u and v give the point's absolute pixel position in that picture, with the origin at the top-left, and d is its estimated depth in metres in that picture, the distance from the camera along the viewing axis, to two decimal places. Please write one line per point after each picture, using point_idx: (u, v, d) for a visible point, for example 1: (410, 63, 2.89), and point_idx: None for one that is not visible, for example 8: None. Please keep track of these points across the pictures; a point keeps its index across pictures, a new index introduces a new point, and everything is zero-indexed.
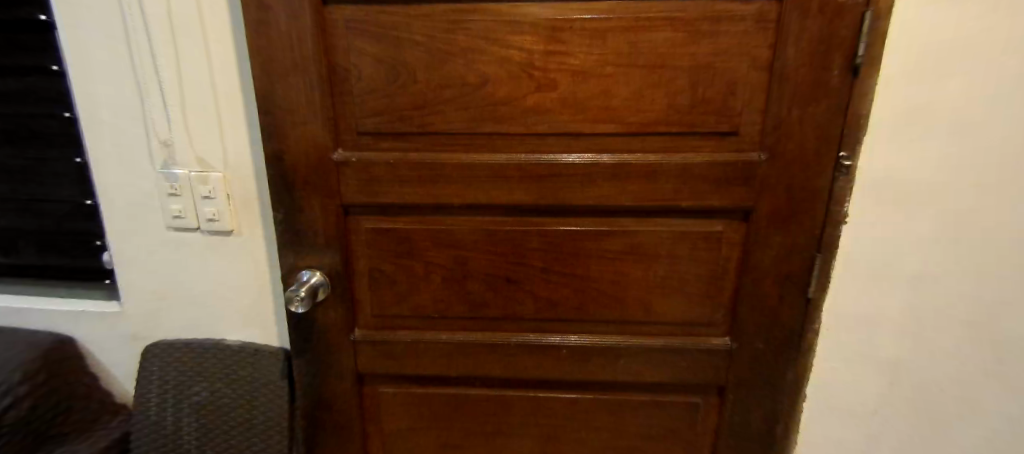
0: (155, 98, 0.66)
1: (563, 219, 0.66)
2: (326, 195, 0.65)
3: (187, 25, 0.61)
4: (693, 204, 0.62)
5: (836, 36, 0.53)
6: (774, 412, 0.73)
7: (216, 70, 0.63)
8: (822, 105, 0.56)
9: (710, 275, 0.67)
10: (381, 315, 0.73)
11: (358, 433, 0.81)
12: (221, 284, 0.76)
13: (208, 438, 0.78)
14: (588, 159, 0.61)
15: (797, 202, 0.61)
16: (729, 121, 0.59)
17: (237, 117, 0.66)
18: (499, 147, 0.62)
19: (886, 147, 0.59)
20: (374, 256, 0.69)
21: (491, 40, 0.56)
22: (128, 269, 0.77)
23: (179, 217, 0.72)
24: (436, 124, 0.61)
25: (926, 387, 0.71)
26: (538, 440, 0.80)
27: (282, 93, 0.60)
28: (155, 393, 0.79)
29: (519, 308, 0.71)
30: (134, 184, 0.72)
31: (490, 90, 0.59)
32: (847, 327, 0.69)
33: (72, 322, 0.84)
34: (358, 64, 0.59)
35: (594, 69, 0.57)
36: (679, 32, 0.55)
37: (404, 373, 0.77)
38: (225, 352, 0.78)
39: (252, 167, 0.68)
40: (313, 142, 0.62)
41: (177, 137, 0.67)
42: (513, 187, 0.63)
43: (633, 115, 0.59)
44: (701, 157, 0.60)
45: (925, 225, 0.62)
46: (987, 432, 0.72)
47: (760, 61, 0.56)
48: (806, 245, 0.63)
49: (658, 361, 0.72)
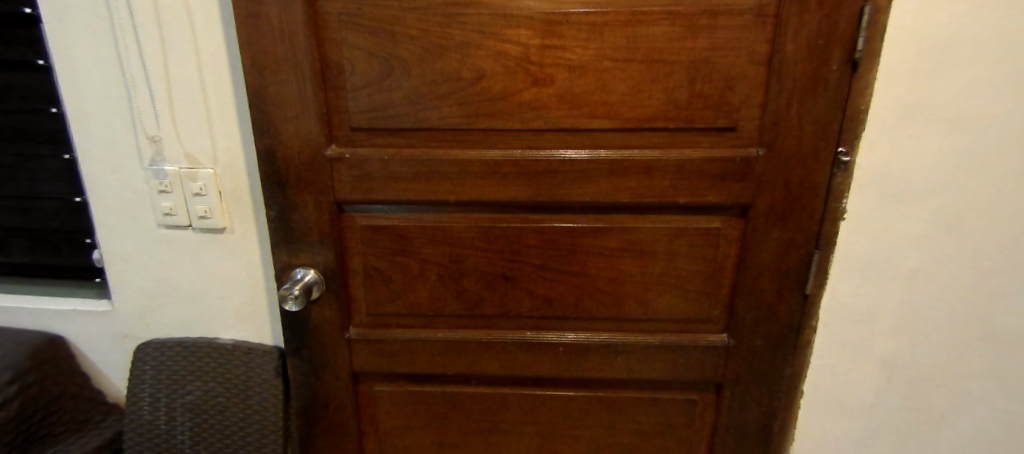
0: (143, 93, 0.64)
1: (560, 216, 0.65)
2: (320, 192, 0.64)
3: (176, 19, 0.60)
4: (691, 200, 0.62)
5: (835, 30, 0.52)
6: (771, 407, 0.73)
7: (204, 64, 0.62)
8: (821, 100, 0.55)
9: (708, 271, 0.66)
10: (377, 313, 0.72)
11: (354, 432, 0.80)
12: (214, 283, 0.75)
13: (202, 438, 0.78)
14: (585, 155, 0.60)
15: (797, 198, 0.60)
16: (727, 116, 0.58)
17: (227, 112, 0.64)
18: (494, 143, 0.61)
19: (884, 142, 0.59)
20: (369, 254, 0.68)
21: (486, 34, 0.55)
22: (118, 267, 0.76)
23: (170, 214, 0.70)
24: (429, 120, 0.60)
25: (921, 383, 0.71)
26: (534, 438, 0.80)
27: (273, 88, 0.58)
28: (149, 392, 0.78)
29: (516, 306, 0.70)
30: (122, 182, 0.70)
31: (485, 85, 0.58)
32: (845, 322, 0.69)
33: (62, 321, 0.83)
34: (352, 58, 0.58)
35: (590, 64, 0.56)
36: (677, 26, 0.54)
37: (400, 372, 0.76)
38: (217, 351, 0.77)
39: (244, 164, 0.67)
40: (305, 138, 0.61)
41: (165, 133, 0.66)
42: (509, 183, 0.62)
43: (631, 110, 0.58)
44: (700, 153, 0.60)
45: (922, 221, 0.62)
46: (981, 428, 0.73)
47: (759, 55, 0.55)
48: (805, 241, 0.63)
49: (656, 358, 0.72)
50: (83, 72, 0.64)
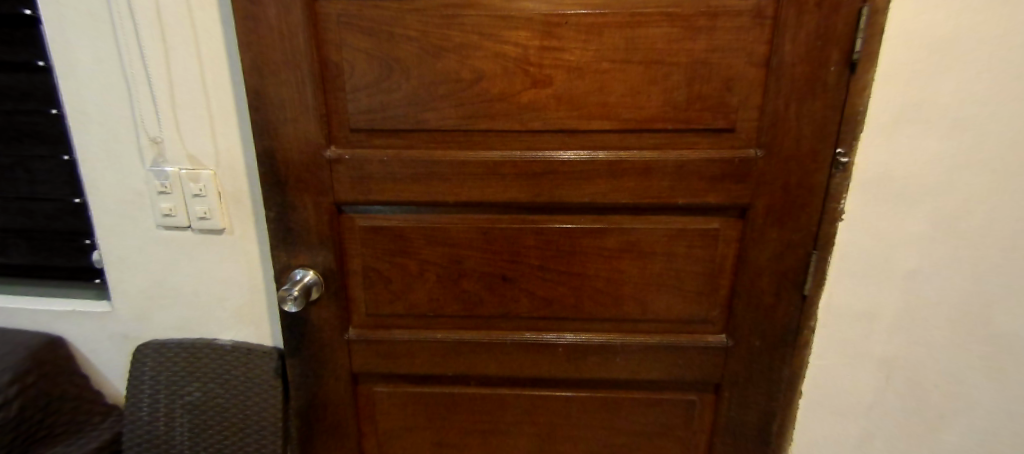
0: (144, 94, 0.64)
1: (559, 217, 0.65)
2: (319, 193, 0.64)
3: (176, 20, 0.60)
4: (689, 201, 0.62)
5: (833, 31, 0.52)
6: (770, 408, 0.73)
7: (205, 66, 0.62)
8: (820, 101, 0.56)
9: (707, 271, 0.66)
10: (376, 314, 0.72)
11: (354, 432, 0.80)
12: (213, 284, 0.75)
13: (202, 438, 0.78)
14: (584, 156, 0.60)
15: (794, 198, 0.60)
16: (725, 118, 0.58)
17: (227, 114, 0.64)
18: (494, 144, 0.61)
19: (881, 143, 0.59)
20: (368, 255, 0.68)
21: (485, 36, 0.56)
22: (118, 268, 0.76)
23: (169, 215, 0.71)
24: (429, 121, 0.60)
25: (920, 383, 0.71)
26: (534, 439, 0.80)
27: (273, 90, 0.59)
28: (148, 393, 0.78)
29: (515, 307, 0.70)
30: (122, 183, 0.70)
31: (484, 87, 0.58)
32: (844, 323, 0.69)
33: (61, 322, 0.83)
34: (351, 59, 0.58)
35: (589, 65, 0.56)
36: (676, 28, 0.54)
37: (399, 373, 0.76)
38: (217, 352, 0.77)
39: (243, 165, 0.67)
40: (304, 139, 0.61)
41: (166, 134, 0.66)
42: (507, 184, 0.63)
43: (629, 111, 0.58)
44: (698, 154, 0.60)
45: (921, 221, 0.62)
46: (981, 429, 0.72)
47: (757, 57, 0.55)
48: (803, 241, 0.63)
49: (656, 359, 0.72)
50: (84, 73, 0.65)
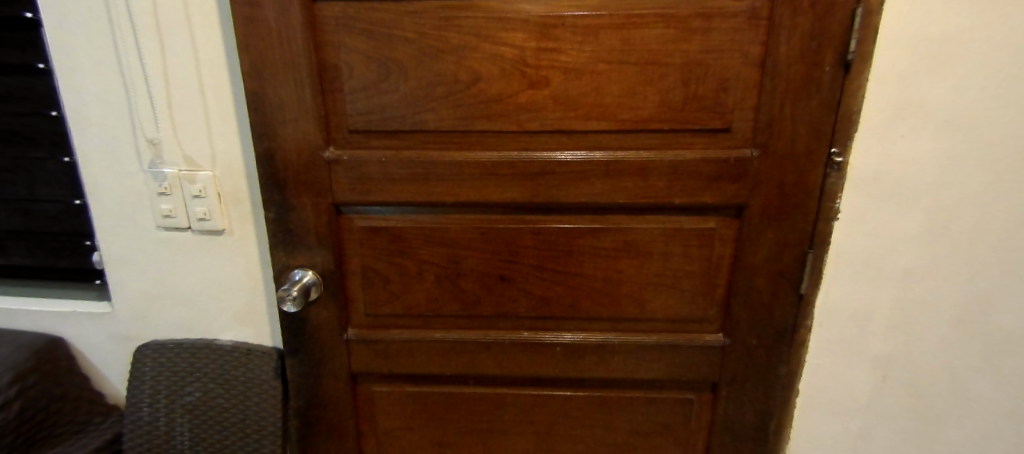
0: (142, 96, 0.65)
1: (557, 217, 0.66)
2: (318, 194, 0.64)
3: (174, 23, 0.61)
4: (686, 201, 0.62)
5: (827, 32, 0.53)
6: (767, 407, 0.73)
7: (203, 68, 0.63)
8: (814, 102, 0.56)
9: (703, 271, 0.67)
10: (375, 314, 0.72)
11: (353, 432, 0.81)
12: (213, 284, 0.76)
13: (202, 438, 0.78)
14: (581, 156, 0.61)
15: (790, 198, 0.61)
16: (721, 118, 0.58)
17: (225, 116, 0.65)
18: (492, 145, 0.62)
19: (875, 143, 0.59)
20: (367, 256, 0.69)
21: (482, 37, 0.56)
22: (117, 268, 0.76)
23: (169, 216, 0.71)
24: (427, 122, 0.61)
25: (918, 381, 0.71)
26: (533, 438, 0.80)
27: (272, 92, 0.59)
28: (148, 393, 0.78)
29: (514, 306, 0.71)
30: (122, 184, 0.71)
31: (482, 88, 0.59)
32: (840, 322, 0.69)
33: (62, 322, 0.84)
34: (349, 61, 0.58)
35: (585, 66, 0.57)
36: (672, 29, 0.55)
37: (398, 372, 0.76)
38: (217, 352, 0.77)
39: (242, 166, 0.68)
40: (303, 140, 0.61)
41: (165, 136, 0.66)
42: (505, 184, 0.63)
43: (626, 112, 0.59)
44: (694, 154, 0.60)
45: (916, 220, 0.62)
46: (979, 427, 0.73)
47: (752, 58, 0.55)
48: (799, 240, 0.63)
49: (653, 358, 0.72)
50: (83, 75, 0.65)
